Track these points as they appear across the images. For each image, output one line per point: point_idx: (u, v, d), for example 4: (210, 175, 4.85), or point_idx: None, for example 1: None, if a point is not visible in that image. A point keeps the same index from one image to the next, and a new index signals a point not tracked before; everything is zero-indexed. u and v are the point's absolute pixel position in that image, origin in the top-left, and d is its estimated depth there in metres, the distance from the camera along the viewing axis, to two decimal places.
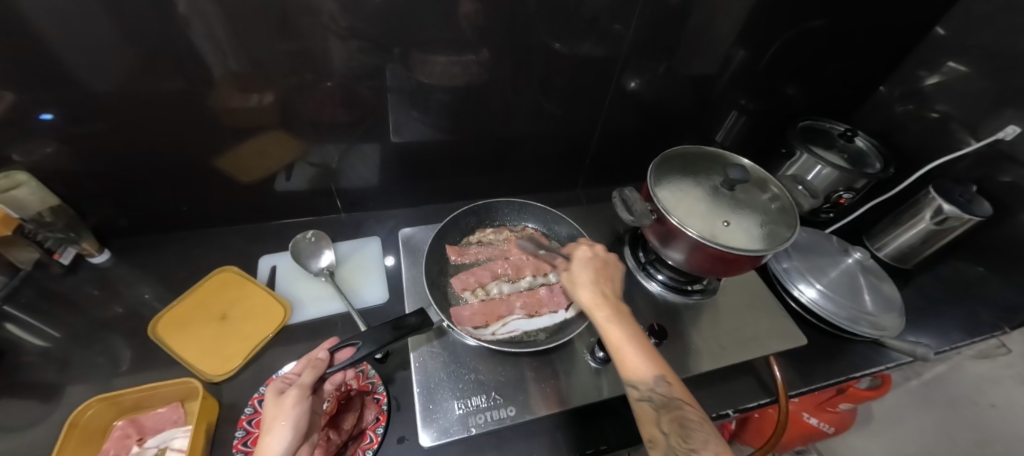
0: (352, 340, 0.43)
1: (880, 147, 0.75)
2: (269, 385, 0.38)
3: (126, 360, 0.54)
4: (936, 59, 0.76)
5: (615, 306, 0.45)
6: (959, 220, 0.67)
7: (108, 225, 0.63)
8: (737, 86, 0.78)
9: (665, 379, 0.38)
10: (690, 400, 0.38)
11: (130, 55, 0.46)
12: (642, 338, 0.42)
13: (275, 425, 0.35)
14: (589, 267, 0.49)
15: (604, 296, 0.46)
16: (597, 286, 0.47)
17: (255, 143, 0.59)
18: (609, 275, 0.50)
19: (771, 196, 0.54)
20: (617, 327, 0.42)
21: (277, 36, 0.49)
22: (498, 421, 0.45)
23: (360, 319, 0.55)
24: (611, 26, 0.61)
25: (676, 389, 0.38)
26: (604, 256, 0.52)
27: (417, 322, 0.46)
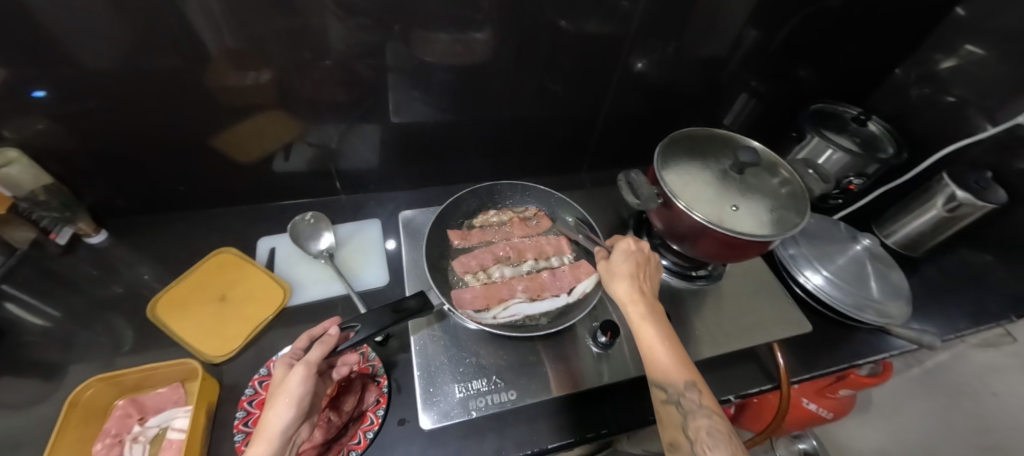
0: (352, 323, 0.42)
1: (893, 131, 0.72)
2: (278, 359, 0.39)
3: (127, 341, 0.54)
4: (955, 41, 0.72)
5: (652, 304, 0.44)
6: (972, 208, 0.66)
7: (105, 204, 0.62)
8: (748, 67, 0.75)
9: (695, 386, 0.38)
10: (718, 411, 0.37)
11: (117, 30, 0.44)
12: (674, 340, 0.41)
13: (280, 402, 0.35)
14: (631, 260, 0.47)
15: (641, 293, 0.44)
16: (636, 282, 0.45)
17: (251, 123, 0.58)
18: (648, 274, 0.47)
19: (782, 180, 0.52)
20: (650, 325, 0.42)
21: (272, 13, 0.47)
22: (498, 405, 0.45)
23: (360, 301, 0.55)
24: (619, 3, 0.58)
25: (706, 398, 0.38)
26: (647, 252, 0.49)
27: (417, 305, 0.45)
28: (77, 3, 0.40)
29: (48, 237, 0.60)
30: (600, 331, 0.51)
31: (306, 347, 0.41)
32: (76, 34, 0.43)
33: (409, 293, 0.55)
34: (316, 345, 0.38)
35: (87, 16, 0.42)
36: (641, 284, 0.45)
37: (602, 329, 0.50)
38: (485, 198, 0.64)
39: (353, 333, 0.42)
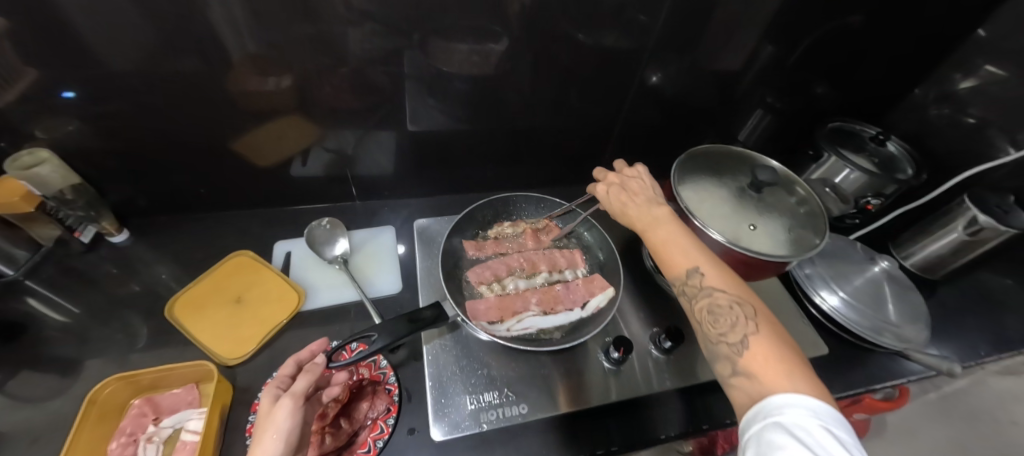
0: (367, 332, 0.42)
1: (913, 152, 0.71)
2: (264, 389, 0.38)
3: (142, 338, 0.55)
4: (973, 62, 0.72)
5: (648, 213, 0.44)
6: (994, 232, 0.64)
7: (126, 204, 0.64)
8: (763, 83, 0.75)
9: (698, 270, 0.39)
10: (726, 286, 0.37)
11: (148, 36, 0.45)
12: (681, 233, 0.42)
13: (267, 438, 0.34)
14: (611, 193, 0.48)
15: (638, 204, 0.45)
16: (629, 199, 0.47)
17: (271, 126, 0.59)
18: (637, 187, 0.48)
19: (799, 199, 0.52)
20: (655, 230, 0.43)
21: (296, 21, 0.48)
22: (509, 419, 0.45)
23: (373, 309, 0.55)
24: (636, 17, 0.59)
25: (710, 277, 0.38)
26: (626, 179, 0.49)
27: (431, 316, 0.45)
28: (113, 9, 0.42)
29: (72, 235, 0.61)
30: (613, 346, 0.50)
31: (293, 373, 0.41)
32: (112, 38, 0.44)
33: (423, 303, 0.56)
34: (301, 374, 0.38)
35: (121, 21, 0.43)
36: (636, 197, 0.47)
37: (615, 345, 0.50)
38: (500, 209, 0.64)
39: (369, 342, 0.42)
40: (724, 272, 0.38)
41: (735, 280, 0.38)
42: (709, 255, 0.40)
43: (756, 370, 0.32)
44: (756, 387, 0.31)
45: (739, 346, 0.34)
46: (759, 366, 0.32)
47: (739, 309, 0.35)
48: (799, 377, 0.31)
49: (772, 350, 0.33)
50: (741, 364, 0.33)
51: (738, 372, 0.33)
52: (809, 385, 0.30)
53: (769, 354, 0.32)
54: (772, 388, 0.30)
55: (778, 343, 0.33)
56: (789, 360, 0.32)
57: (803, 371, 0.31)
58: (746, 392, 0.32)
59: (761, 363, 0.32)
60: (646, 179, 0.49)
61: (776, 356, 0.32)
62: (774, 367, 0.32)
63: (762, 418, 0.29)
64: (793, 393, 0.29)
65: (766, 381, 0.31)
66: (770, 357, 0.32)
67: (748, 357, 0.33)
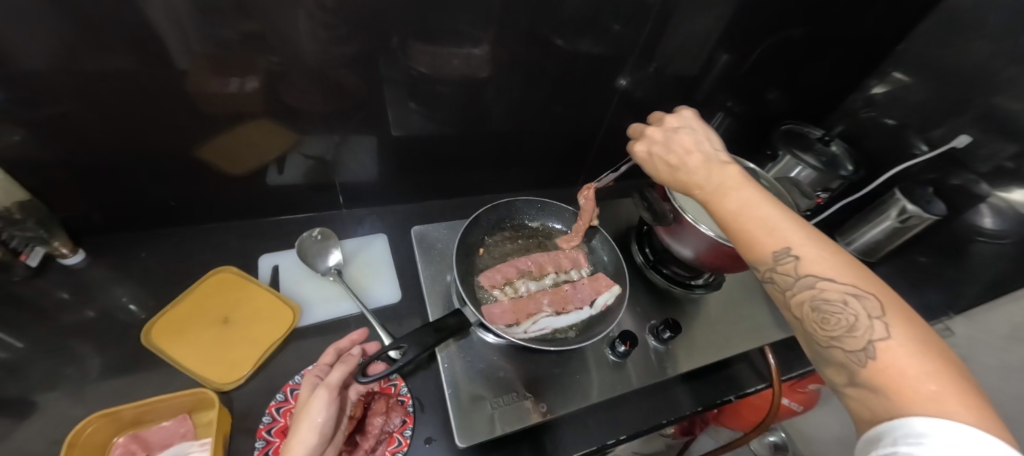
0: (399, 343, 0.43)
1: (851, 151, 0.81)
2: (303, 378, 0.41)
3: (94, 368, 0.50)
4: (883, 69, 0.84)
5: (710, 178, 0.40)
6: (919, 220, 0.75)
7: (77, 221, 0.57)
8: (721, 89, 0.82)
9: (791, 253, 0.33)
10: (831, 274, 0.32)
11: (110, 38, 0.41)
12: (762, 204, 0.36)
13: (303, 428, 0.36)
14: (657, 159, 0.45)
15: (697, 169, 0.41)
16: (683, 164, 0.42)
17: (239, 131, 0.55)
18: (686, 143, 0.43)
19: (771, 195, 0.57)
20: (725, 200, 0.38)
21: (272, 23, 0.45)
22: (531, 418, 0.47)
23: (383, 332, 0.52)
24: (610, 26, 0.62)
25: (808, 262, 0.33)
26: (673, 134, 0.44)
27: (456, 323, 0.47)
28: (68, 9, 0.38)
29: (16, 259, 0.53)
30: (619, 341, 0.53)
31: (332, 361, 0.44)
32: (63, 40, 0.40)
33: (433, 317, 0.54)
34: (337, 366, 0.40)
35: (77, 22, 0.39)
36: (693, 159, 0.42)
37: (622, 339, 0.53)
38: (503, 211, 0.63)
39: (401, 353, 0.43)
40: (829, 255, 0.32)
41: (848, 265, 0.32)
42: (809, 233, 0.34)
43: (884, 383, 0.27)
44: (884, 404, 0.27)
45: (860, 352, 0.29)
46: (888, 378, 0.27)
47: (856, 306, 0.30)
48: (949, 395, 0.24)
49: (911, 359, 0.27)
50: (863, 374, 0.28)
51: (856, 381, 0.29)
52: (964, 408, 0.24)
53: (907, 366, 0.26)
54: (907, 407, 0.25)
55: (920, 349, 0.27)
56: (937, 372, 0.26)
57: (957, 389, 0.25)
58: (870, 406, 0.28)
59: (891, 375, 0.27)
60: (697, 129, 0.44)
61: (916, 366, 0.26)
62: (912, 382, 0.26)
63: (891, 442, 0.24)
64: (941, 418, 0.23)
65: (899, 397, 0.26)
66: (909, 369, 0.26)
67: (873, 367, 0.28)
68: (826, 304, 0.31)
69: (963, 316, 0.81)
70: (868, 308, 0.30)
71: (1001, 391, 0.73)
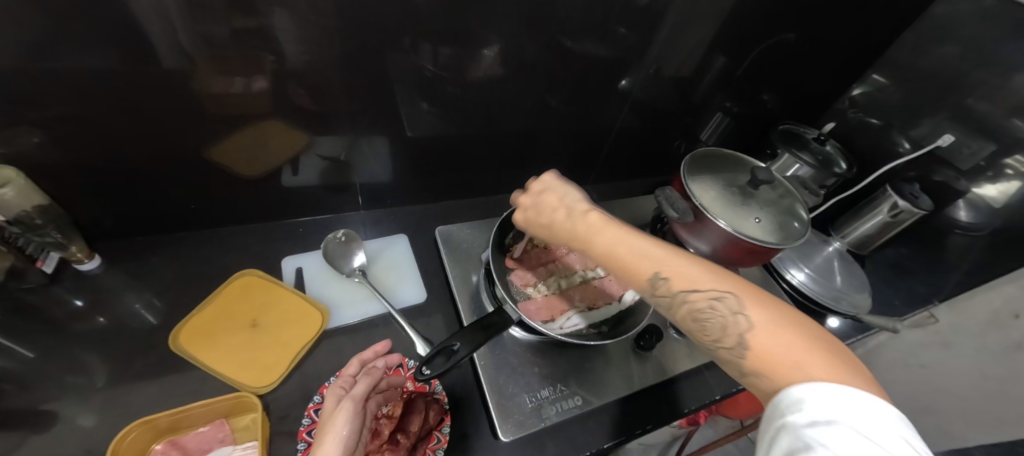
0: (451, 342, 0.44)
1: (844, 150, 0.86)
2: (328, 389, 0.41)
3: (105, 376, 0.48)
4: (864, 73, 0.89)
5: (578, 227, 0.43)
6: (909, 214, 0.79)
7: (87, 227, 0.55)
8: (719, 91, 0.86)
9: (661, 275, 0.36)
10: (694, 284, 0.35)
11: (130, 40, 0.40)
12: (627, 238, 0.40)
13: (328, 440, 0.36)
14: (534, 220, 0.48)
15: (564, 223, 0.44)
16: (554, 219, 0.45)
17: (250, 132, 0.54)
18: (551, 200, 0.47)
19: (784, 193, 0.60)
20: (596, 243, 0.41)
21: (291, 22, 0.45)
22: (568, 411, 0.49)
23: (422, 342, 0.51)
24: (619, 30, 0.64)
25: (675, 281, 0.35)
26: (542, 195, 0.48)
27: (498, 321, 0.47)
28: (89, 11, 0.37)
29: (31, 265, 0.51)
30: (644, 334, 0.55)
31: (356, 373, 0.44)
32: (83, 41, 0.38)
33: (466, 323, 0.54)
34: (360, 379, 0.40)
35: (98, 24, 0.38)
36: (559, 215, 0.45)
37: (648, 332, 0.55)
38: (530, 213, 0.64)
39: (455, 349, 0.44)
40: (687, 268, 0.35)
41: (706, 272, 0.36)
42: (667, 254, 0.37)
43: (764, 367, 0.29)
44: (770, 385, 0.29)
45: (737, 347, 0.31)
46: (765, 362, 0.29)
47: (720, 307, 0.33)
48: (808, 362, 0.28)
49: (771, 340, 0.30)
50: (747, 366, 0.30)
51: (746, 373, 0.31)
52: (822, 368, 0.27)
53: (772, 346, 0.29)
54: (785, 381, 0.28)
55: (776, 329, 0.30)
56: (792, 343, 0.29)
57: (814, 353, 0.28)
58: (763, 390, 0.30)
59: (764, 359, 0.29)
60: (558, 185, 0.48)
61: (778, 345, 0.29)
62: (781, 359, 0.29)
63: (780, 419, 0.27)
64: (812, 381, 0.27)
65: (779, 376, 0.28)
66: (776, 349, 0.29)
67: (750, 358, 0.30)
68: (700, 313, 0.34)
69: (946, 304, 0.84)
70: (730, 305, 0.33)
71: (985, 372, 0.80)
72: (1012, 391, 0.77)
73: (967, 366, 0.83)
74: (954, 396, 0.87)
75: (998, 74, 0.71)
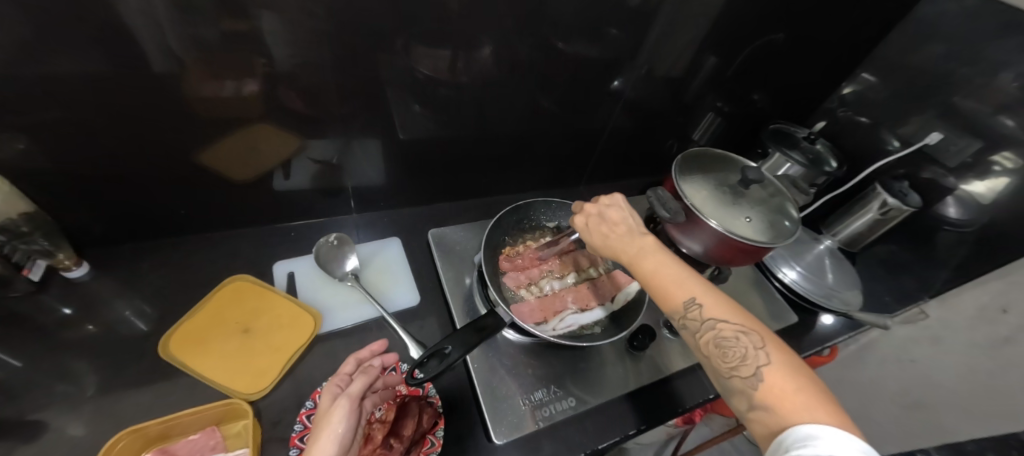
0: (443, 345, 0.44)
1: (835, 149, 0.86)
2: (323, 390, 0.40)
3: (97, 384, 0.48)
4: (853, 72, 0.90)
5: (632, 243, 0.46)
6: (899, 211, 0.80)
7: (76, 233, 0.55)
8: (711, 91, 0.86)
9: (696, 300, 0.40)
10: (724, 315, 0.38)
11: (114, 45, 0.40)
12: (671, 263, 0.44)
13: (324, 437, 0.35)
14: (593, 226, 0.50)
15: (620, 239, 0.47)
16: (611, 232, 0.48)
17: (241, 136, 0.54)
18: (614, 215, 0.49)
19: (774, 192, 0.60)
20: (645, 261, 0.44)
21: (277, 25, 0.45)
22: (562, 413, 0.49)
23: (415, 343, 0.51)
24: (610, 31, 0.64)
25: (708, 308, 0.39)
26: (605, 209, 0.50)
27: (493, 323, 0.47)
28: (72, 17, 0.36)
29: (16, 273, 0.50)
30: (637, 334, 0.55)
31: (352, 371, 0.43)
32: (67, 47, 0.38)
33: (459, 325, 0.54)
34: (358, 377, 0.40)
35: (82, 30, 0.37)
36: (619, 231, 0.48)
37: (641, 332, 0.55)
38: (523, 214, 0.64)
39: (446, 352, 0.44)
40: (722, 301, 0.39)
41: (734, 309, 0.39)
42: (704, 284, 0.41)
43: (774, 400, 0.32)
44: (776, 420, 0.32)
45: (753, 378, 0.34)
46: (777, 397, 0.32)
47: (745, 340, 0.36)
48: (818, 406, 0.31)
49: (787, 380, 0.33)
50: (758, 397, 0.33)
51: (755, 406, 0.33)
52: (827, 413, 0.30)
53: (785, 385, 0.33)
54: (792, 418, 0.31)
55: (791, 372, 0.34)
56: (803, 388, 0.33)
57: (821, 400, 0.31)
58: (766, 425, 0.33)
59: (778, 394, 0.32)
60: (625, 207, 0.50)
61: (791, 386, 0.33)
62: (792, 399, 0.32)
63: (785, 451, 0.29)
64: (816, 422, 0.30)
65: (786, 411, 0.32)
66: (789, 388, 0.33)
67: (765, 390, 0.33)
68: (724, 341, 0.37)
69: (936, 300, 0.86)
70: (754, 341, 0.36)
71: (974, 366, 0.81)
72: (1000, 384, 0.78)
73: (957, 361, 0.84)
74: (944, 391, 0.87)
75: (983, 71, 0.72)
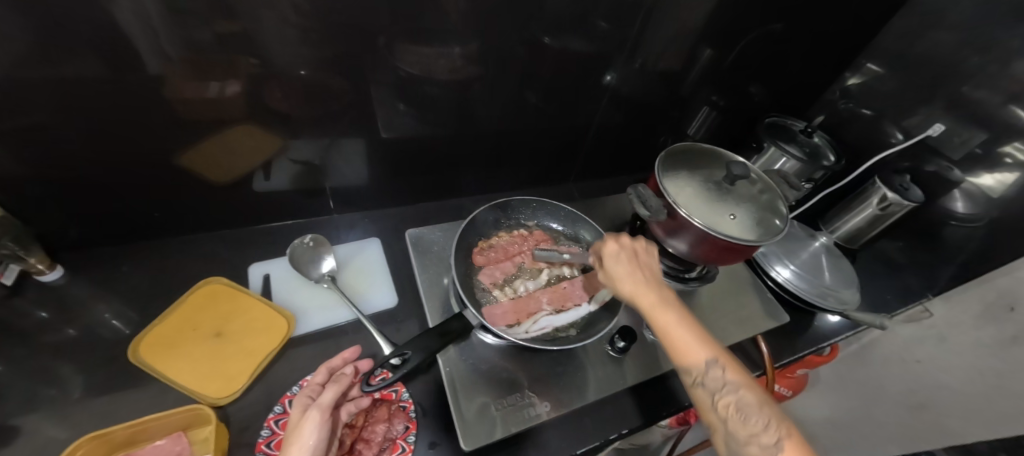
0: (404, 350, 0.44)
1: (833, 141, 0.84)
2: (294, 400, 0.40)
3: (72, 388, 0.48)
4: (858, 62, 0.87)
5: (656, 293, 0.47)
6: (899, 206, 0.77)
7: (53, 236, 0.54)
8: (706, 84, 0.84)
9: (717, 362, 0.41)
10: (744, 382, 0.40)
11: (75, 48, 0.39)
12: (691, 322, 0.45)
13: (296, 449, 0.35)
14: (623, 260, 0.50)
15: (643, 285, 0.48)
16: (637, 275, 0.49)
17: (216, 139, 0.53)
18: (645, 262, 0.51)
19: (761, 187, 0.58)
20: (664, 313, 0.45)
21: (249, 24, 0.43)
22: (536, 417, 0.47)
23: (382, 338, 0.51)
24: (598, 23, 0.62)
25: (729, 372, 0.40)
26: (636, 248, 0.52)
27: (459, 326, 0.49)
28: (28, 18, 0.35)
29: None
30: (617, 336, 0.54)
31: (324, 380, 0.43)
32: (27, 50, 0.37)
33: (431, 322, 0.53)
34: (329, 386, 0.39)
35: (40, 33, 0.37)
36: (642, 277, 0.49)
37: (621, 334, 0.53)
38: (499, 214, 0.64)
39: (404, 360, 0.43)
40: (741, 370, 0.41)
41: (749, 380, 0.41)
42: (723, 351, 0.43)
43: None
44: None
45: (773, 448, 0.35)
46: None
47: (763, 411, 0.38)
48: None
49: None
50: None
51: None
52: None
53: None
54: None
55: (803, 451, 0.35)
56: None
57: None
58: None
59: None
60: (651, 255, 0.53)
61: None
62: None
63: None
64: None
65: None
66: None
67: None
68: (744, 407, 0.38)
69: (940, 298, 0.84)
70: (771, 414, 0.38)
71: (981, 367, 0.76)
72: (1008, 386, 0.73)
73: (964, 362, 0.79)
74: (950, 393, 0.83)
75: (996, 60, 0.68)
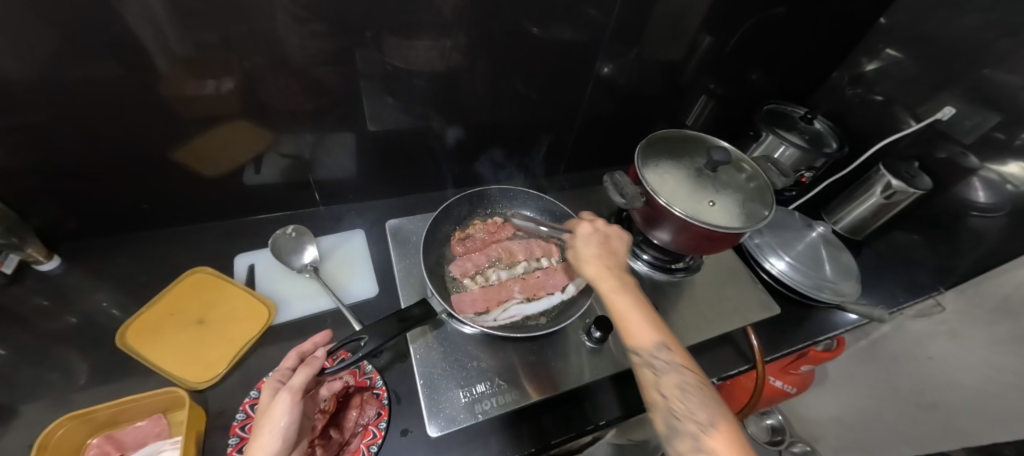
0: (358, 335, 0.44)
1: (835, 128, 0.80)
2: (263, 384, 0.40)
3: (63, 371, 0.50)
4: (875, 46, 0.82)
5: (616, 276, 0.47)
6: (905, 194, 0.74)
7: (52, 228, 0.57)
8: (704, 73, 0.81)
9: (666, 345, 0.41)
10: (688, 364, 0.40)
11: (56, 46, 0.40)
12: (645, 306, 0.45)
13: (267, 433, 0.36)
14: (593, 241, 0.51)
15: (604, 269, 0.48)
16: (603, 260, 0.49)
17: (204, 135, 0.54)
18: (615, 248, 0.51)
19: (748, 176, 0.56)
20: (621, 297, 0.45)
21: (229, 19, 0.44)
22: (506, 405, 0.47)
23: (354, 318, 0.54)
24: (587, 11, 0.61)
25: (677, 355, 0.41)
26: (609, 235, 0.52)
27: (420, 313, 0.48)
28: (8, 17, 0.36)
29: None
30: (594, 327, 0.53)
31: (294, 365, 0.43)
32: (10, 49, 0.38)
33: (405, 303, 0.55)
34: (299, 369, 0.39)
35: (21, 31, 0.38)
36: (604, 262, 0.48)
37: (597, 325, 0.52)
38: (476, 202, 0.65)
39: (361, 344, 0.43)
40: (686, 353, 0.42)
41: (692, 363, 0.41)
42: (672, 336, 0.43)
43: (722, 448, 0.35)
44: None
45: (705, 424, 0.36)
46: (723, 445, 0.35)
47: (701, 392, 0.39)
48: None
49: (731, 433, 0.36)
50: (708, 441, 0.35)
51: (701, 450, 0.35)
52: None
53: (731, 438, 0.36)
54: None
55: (730, 426, 0.37)
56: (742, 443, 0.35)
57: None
58: None
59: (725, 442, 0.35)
60: (623, 238, 0.53)
61: (735, 439, 0.36)
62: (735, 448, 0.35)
63: None
64: None
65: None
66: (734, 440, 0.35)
67: (713, 436, 0.36)
68: (685, 386, 0.39)
69: (952, 291, 0.80)
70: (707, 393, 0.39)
71: (998, 364, 0.72)
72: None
73: (977, 358, 0.75)
74: (963, 392, 0.78)
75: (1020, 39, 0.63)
